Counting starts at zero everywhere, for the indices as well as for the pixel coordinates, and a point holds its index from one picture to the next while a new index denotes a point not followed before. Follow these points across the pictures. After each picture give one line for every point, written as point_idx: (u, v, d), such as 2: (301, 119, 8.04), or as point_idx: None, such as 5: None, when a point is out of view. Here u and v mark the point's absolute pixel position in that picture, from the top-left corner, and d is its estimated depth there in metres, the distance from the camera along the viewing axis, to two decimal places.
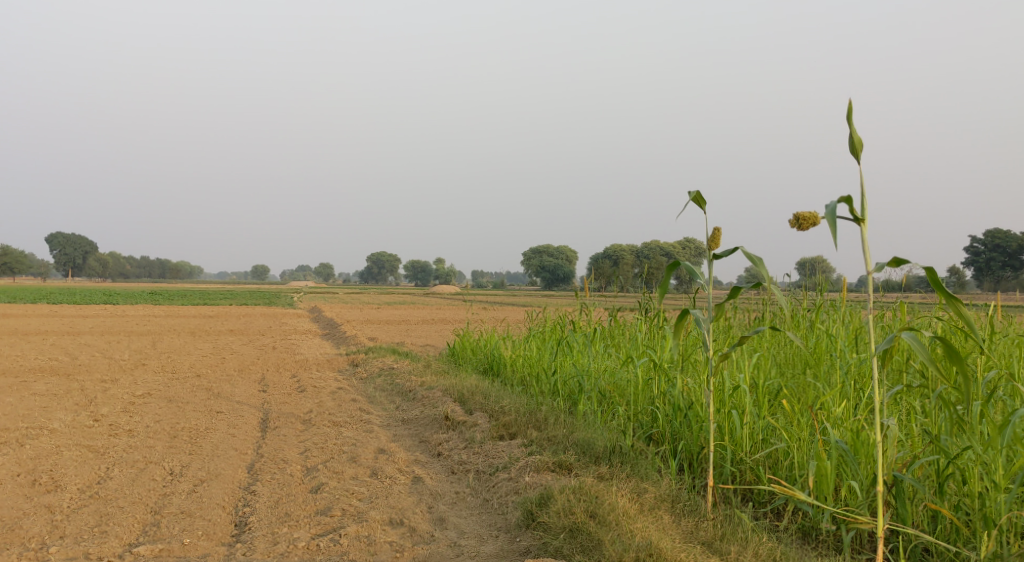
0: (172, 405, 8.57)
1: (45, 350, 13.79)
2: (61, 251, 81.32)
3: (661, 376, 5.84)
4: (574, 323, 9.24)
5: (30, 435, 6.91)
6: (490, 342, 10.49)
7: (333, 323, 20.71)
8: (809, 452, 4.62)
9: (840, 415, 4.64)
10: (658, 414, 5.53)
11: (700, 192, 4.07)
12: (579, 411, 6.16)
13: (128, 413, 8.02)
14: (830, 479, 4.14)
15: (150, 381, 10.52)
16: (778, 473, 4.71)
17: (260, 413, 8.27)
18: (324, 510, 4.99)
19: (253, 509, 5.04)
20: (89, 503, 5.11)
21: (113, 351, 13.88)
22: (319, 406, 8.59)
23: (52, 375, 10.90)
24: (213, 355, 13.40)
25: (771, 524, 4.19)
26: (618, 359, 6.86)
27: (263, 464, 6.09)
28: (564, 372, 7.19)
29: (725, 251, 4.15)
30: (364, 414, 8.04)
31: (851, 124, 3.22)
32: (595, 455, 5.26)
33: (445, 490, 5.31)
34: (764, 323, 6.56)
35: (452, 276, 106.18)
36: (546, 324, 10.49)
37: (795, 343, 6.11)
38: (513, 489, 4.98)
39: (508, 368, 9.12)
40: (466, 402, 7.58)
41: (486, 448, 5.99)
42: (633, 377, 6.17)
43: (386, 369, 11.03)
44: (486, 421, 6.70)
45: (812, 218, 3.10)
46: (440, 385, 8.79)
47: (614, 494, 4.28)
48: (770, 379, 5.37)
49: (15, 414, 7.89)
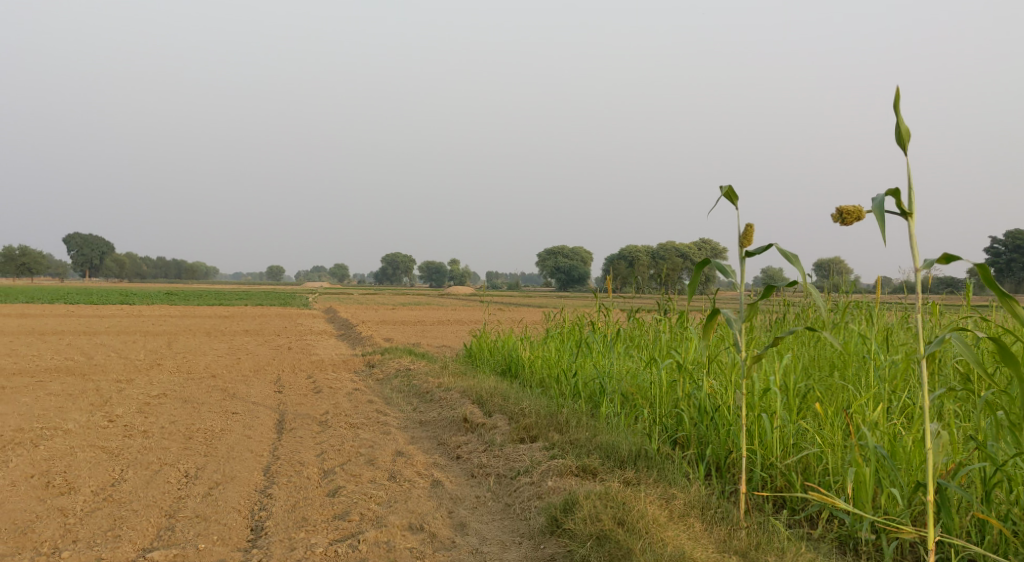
0: (187, 407, 8.49)
1: (62, 350, 13.81)
2: (79, 252, 82.01)
3: (686, 379, 5.69)
4: (594, 324, 9.08)
5: (45, 436, 6.83)
6: (508, 343, 10.34)
7: (348, 324, 20.65)
8: (844, 458, 4.44)
9: (876, 419, 4.47)
10: (683, 417, 5.38)
11: (731, 187, 3.86)
12: (601, 415, 6.01)
13: (144, 414, 7.94)
14: (868, 486, 3.96)
15: (165, 381, 10.45)
16: (811, 480, 4.53)
17: (276, 414, 8.16)
18: (342, 514, 4.86)
19: (269, 513, 4.92)
20: (102, 506, 5.01)
21: (129, 351, 13.86)
22: (335, 407, 8.48)
23: (68, 375, 10.87)
24: (228, 356, 13.35)
25: (805, 532, 4.02)
26: (641, 360, 6.71)
27: (279, 467, 5.97)
28: (585, 374, 7.05)
29: (758, 250, 3.96)
30: (382, 415, 7.92)
31: (898, 115, 3.02)
32: (619, 459, 5.11)
33: (465, 494, 5.18)
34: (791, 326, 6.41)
35: (466, 277, 106.25)
36: (565, 325, 10.34)
37: (822, 346, 5.97)
38: (536, 494, 4.83)
39: (527, 369, 8.97)
40: (484, 404, 7.44)
41: (507, 451, 5.84)
42: (656, 379, 6.02)
43: (403, 370, 10.91)
44: (505, 423, 6.56)
45: (856, 213, 2.90)
46: (458, 386, 8.66)
47: (642, 501, 4.11)
48: (800, 381, 5.22)
49: (30, 414, 7.82)
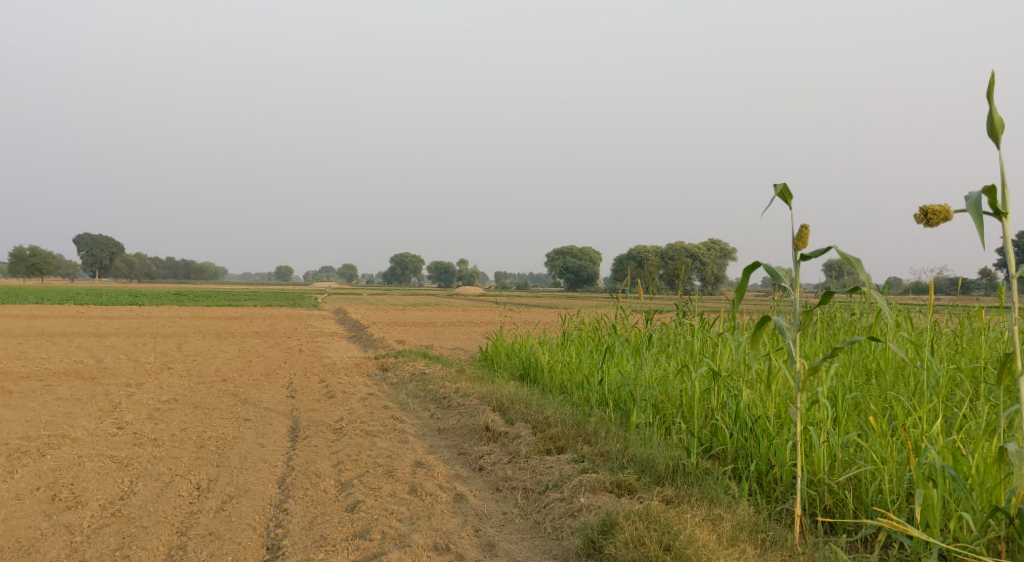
0: (199, 413, 8.25)
1: (71, 352, 13.62)
2: (89, 252, 82.22)
3: (721, 388, 5.41)
4: (615, 327, 8.79)
5: (51, 445, 6.60)
6: (526, 346, 10.06)
7: (359, 325, 20.39)
8: (901, 476, 4.16)
9: (936, 435, 4.21)
10: (721, 429, 5.10)
11: (786, 185, 3.56)
12: (632, 425, 5.74)
13: (154, 421, 7.71)
14: (937, 509, 3.68)
15: (176, 385, 10.20)
16: (863, 499, 4.25)
17: (289, 421, 7.91)
18: (362, 532, 4.60)
19: (286, 530, 4.66)
20: (111, 522, 4.77)
21: (138, 354, 13.63)
22: (349, 414, 8.23)
23: (77, 379, 10.66)
24: (239, 359, 13.11)
25: (864, 558, 3.75)
26: (671, 367, 6.42)
27: (295, 478, 5.72)
28: (612, 380, 6.76)
29: (815, 252, 3.65)
30: (398, 422, 7.67)
31: (989, 104, 2.76)
32: (655, 475, 4.84)
33: (491, 510, 4.90)
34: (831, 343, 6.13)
35: (474, 277, 106.14)
36: (584, 327, 10.03)
37: (865, 355, 5.69)
38: (567, 513, 4.57)
39: (547, 375, 8.67)
40: (506, 412, 7.16)
41: (533, 463, 5.56)
42: (688, 388, 5.74)
43: (418, 375, 10.61)
44: (529, 433, 6.29)
45: (943, 212, 2.61)
46: (477, 391, 8.39)
47: (688, 523, 3.86)
48: (846, 392, 4.94)
49: (37, 421, 7.61)
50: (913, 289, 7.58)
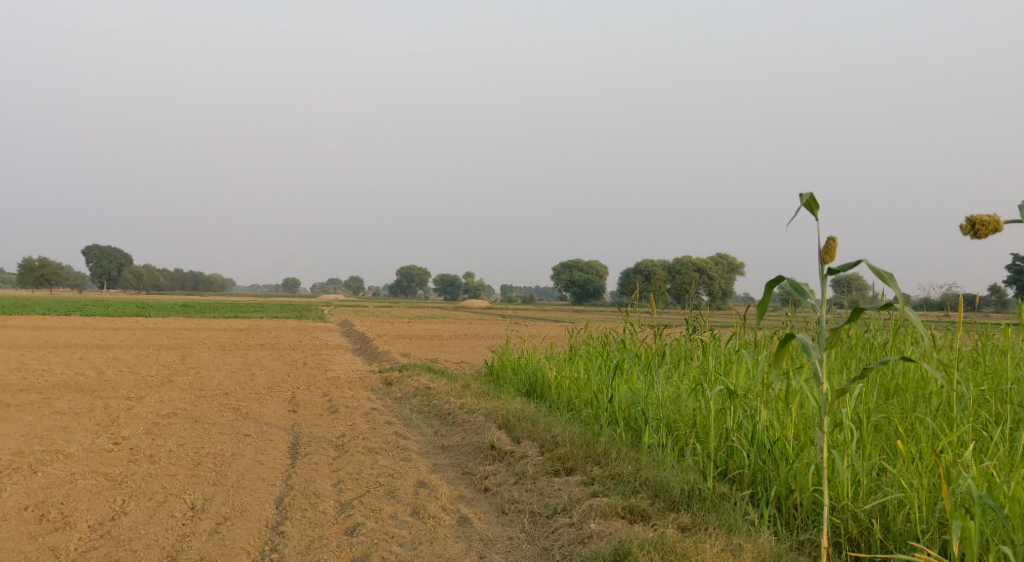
0: (197, 427, 8.05)
1: (73, 364, 13.44)
2: (97, 263, 82.48)
3: (737, 408, 5.19)
4: (624, 342, 8.57)
5: (44, 461, 6.40)
6: (532, 362, 9.84)
7: (364, 337, 20.20)
8: (932, 505, 3.94)
9: (969, 461, 3.98)
10: (738, 452, 4.87)
11: (813, 194, 3.34)
12: (644, 446, 5.52)
13: (151, 436, 7.52)
14: (975, 543, 3.46)
15: (176, 399, 10.02)
16: (890, 528, 4.02)
17: (290, 437, 7.69)
18: (361, 558, 4.40)
19: (281, 555, 4.46)
20: (100, 545, 4.59)
21: (140, 366, 13.47)
22: (351, 429, 8.02)
23: (77, 392, 10.46)
24: (242, 371, 12.93)
25: None
26: (684, 384, 6.20)
27: (293, 498, 5.50)
28: (621, 398, 6.55)
29: (844, 266, 3.43)
30: (401, 439, 7.46)
31: None
32: (670, 500, 4.62)
33: (497, 535, 4.69)
34: (851, 363, 5.89)
35: (481, 290, 106.02)
36: (592, 341, 9.81)
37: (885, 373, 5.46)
38: (577, 540, 4.36)
39: (555, 391, 8.45)
40: (512, 429, 6.94)
41: (540, 485, 5.34)
42: (703, 407, 5.52)
43: (422, 389, 10.40)
44: (536, 452, 6.07)
45: (991, 223, 2.49)
46: (482, 407, 8.17)
47: None
48: (871, 414, 4.71)
49: (32, 436, 7.43)
50: (923, 306, 7.40)
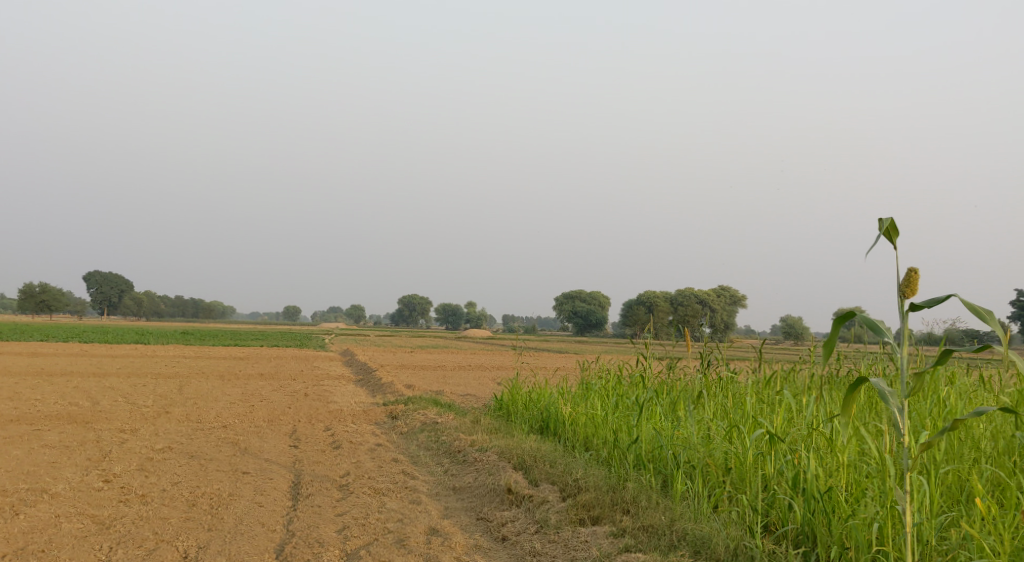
0: (193, 464, 7.61)
1: (67, 393, 12.98)
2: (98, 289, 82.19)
3: (781, 454, 4.76)
4: (643, 378, 8.11)
5: (26, 502, 5.96)
6: (545, 397, 9.39)
7: (367, 368, 19.68)
8: None
9: None
10: (788, 503, 4.45)
11: (892, 220, 2.96)
12: (677, 493, 5.08)
13: (144, 473, 7.08)
14: None
15: (172, 432, 9.57)
16: None
17: (291, 475, 7.23)
18: None
19: None
20: None
21: (137, 396, 13.01)
22: (356, 467, 7.58)
23: (69, 424, 10.00)
24: (241, 403, 12.47)
25: None
26: (715, 424, 5.77)
27: (296, 546, 5.07)
28: (646, 438, 6.11)
29: (927, 301, 3.06)
30: (409, 478, 7.02)
31: None
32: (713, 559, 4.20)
33: None
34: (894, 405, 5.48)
35: (482, 319, 105.52)
36: (607, 375, 9.34)
37: (921, 418, 5.09)
38: None
39: (570, 429, 8.00)
40: (529, 471, 6.49)
41: (565, 536, 4.90)
42: (741, 452, 5.09)
43: (429, 424, 9.94)
44: (557, 498, 5.62)
45: None
46: (494, 445, 7.72)
47: None
48: (934, 462, 4.30)
49: (19, 472, 6.99)
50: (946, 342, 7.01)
